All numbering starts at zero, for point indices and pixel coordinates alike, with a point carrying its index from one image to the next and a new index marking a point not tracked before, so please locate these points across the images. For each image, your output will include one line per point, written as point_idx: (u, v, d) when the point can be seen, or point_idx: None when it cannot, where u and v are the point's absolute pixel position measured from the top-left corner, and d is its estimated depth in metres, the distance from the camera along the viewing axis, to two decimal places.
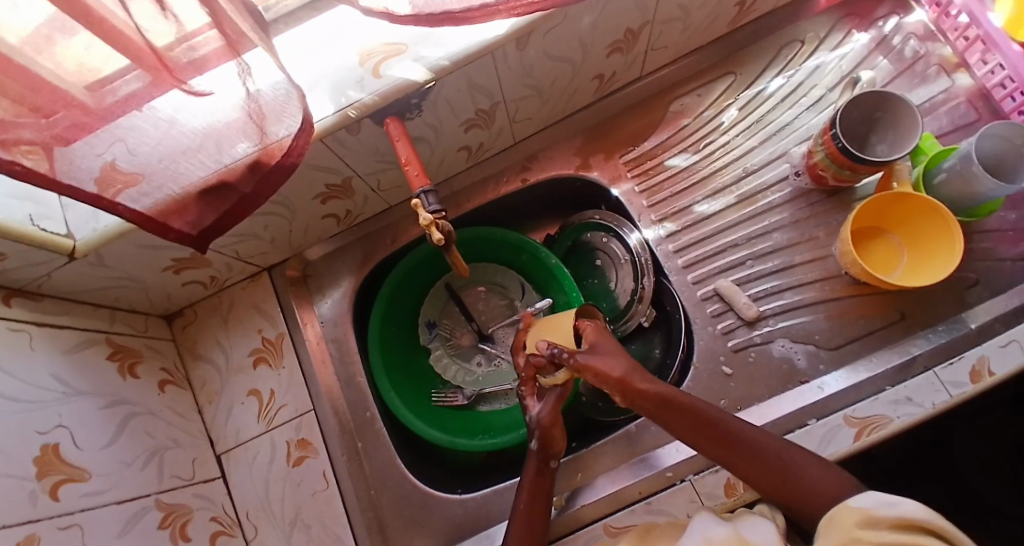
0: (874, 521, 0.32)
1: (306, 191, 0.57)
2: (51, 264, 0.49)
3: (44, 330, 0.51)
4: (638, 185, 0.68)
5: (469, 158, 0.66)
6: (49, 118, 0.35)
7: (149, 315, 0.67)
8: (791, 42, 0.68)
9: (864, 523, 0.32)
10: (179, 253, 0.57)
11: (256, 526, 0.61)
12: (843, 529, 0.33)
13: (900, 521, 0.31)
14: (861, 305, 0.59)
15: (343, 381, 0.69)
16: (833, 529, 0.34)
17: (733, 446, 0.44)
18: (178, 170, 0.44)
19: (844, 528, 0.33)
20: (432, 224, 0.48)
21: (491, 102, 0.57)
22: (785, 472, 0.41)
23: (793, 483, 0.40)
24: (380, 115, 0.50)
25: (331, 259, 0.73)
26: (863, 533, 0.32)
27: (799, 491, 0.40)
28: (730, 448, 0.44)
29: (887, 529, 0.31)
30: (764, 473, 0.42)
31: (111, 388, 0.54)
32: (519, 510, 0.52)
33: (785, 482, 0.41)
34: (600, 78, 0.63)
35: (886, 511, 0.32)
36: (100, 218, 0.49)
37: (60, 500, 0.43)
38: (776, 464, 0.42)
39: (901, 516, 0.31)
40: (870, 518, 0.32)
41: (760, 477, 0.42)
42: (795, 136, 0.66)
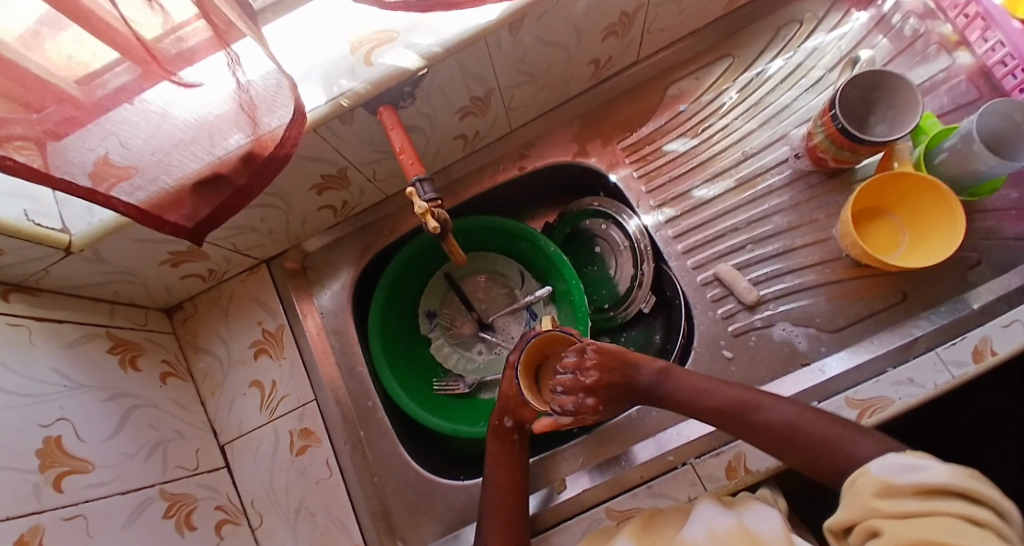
0: (895, 489, 0.32)
1: (301, 182, 0.57)
2: (48, 259, 0.49)
3: (44, 325, 0.51)
4: (636, 171, 0.67)
5: (465, 146, 0.66)
6: (40, 113, 0.34)
7: (149, 309, 0.67)
8: (789, 22, 0.66)
9: (883, 492, 0.33)
10: (175, 246, 0.57)
11: (261, 514, 0.62)
12: (863, 495, 0.34)
13: (922, 487, 0.31)
14: (862, 287, 0.58)
15: (344, 371, 0.69)
16: (852, 495, 0.34)
17: (752, 426, 0.45)
18: (172, 163, 0.44)
19: (863, 497, 0.33)
20: (428, 212, 0.47)
21: (486, 89, 0.56)
22: (808, 444, 0.41)
23: (815, 455, 0.41)
24: (373, 104, 0.49)
25: (329, 251, 0.72)
26: (885, 502, 0.32)
27: (821, 459, 0.40)
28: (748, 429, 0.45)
29: (908, 496, 0.31)
30: (787, 448, 0.43)
31: (113, 382, 0.55)
32: (493, 490, 0.53)
33: (810, 454, 0.41)
34: (596, 63, 0.62)
35: (906, 477, 0.32)
36: (96, 213, 0.49)
37: (63, 491, 0.43)
38: (795, 437, 0.42)
39: (921, 483, 0.31)
40: (890, 486, 0.32)
41: (791, 451, 0.42)
42: (795, 118, 0.65)
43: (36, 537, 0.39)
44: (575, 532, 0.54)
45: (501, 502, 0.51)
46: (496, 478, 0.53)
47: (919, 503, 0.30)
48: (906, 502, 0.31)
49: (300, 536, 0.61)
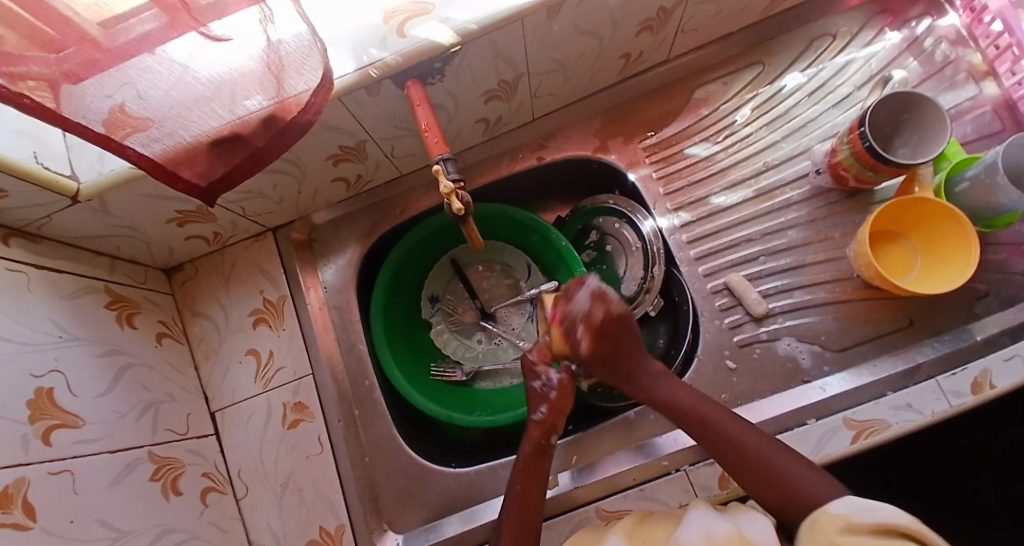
0: (854, 528, 0.33)
1: (317, 151, 0.55)
2: (53, 206, 0.47)
3: (43, 274, 0.50)
4: (656, 172, 0.67)
5: (486, 130, 0.65)
6: (59, 53, 0.34)
7: (149, 267, 0.65)
8: (823, 35, 0.66)
9: (844, 529, 0.34)
10: (184, 206, 0.55)
11: (248, 485, 0.61)
12: (826, 535, 0.35)
13: (882, 526, 0.32)
14: (871, 309, 0.58)
15: (343, 347, 0.68)
16: (813, 533, 0.36)
17: (718, 436, 0.46)
18: (190, 119, 0.42)
19: (826, 534, 0.35)
20: (451, 193, 0.46)
21: (514, 74, 0.55)
22: (766, 467, 0.43)
23: (772, 479, 0.42)
24: (402, 77, 0.48)
25: (337, 225, 0.71)
26: (845, 538, 0.33)
27: (777, 485, 0.41)
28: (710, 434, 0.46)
29: (866, 534, 0.33)
30: (744, 466, 0.44)
31: (108, 337, 0.54)
32: (511, 506, 0.49)
33: (761, 476, 0.42)
34: (626, 58, 0.61)
35: (866, 517, 0.33)
36: (106, 162, 0.48)
37: (51, 445, 0.42)
38: (759, 460, 0.43)
39: (881, 522, 0.32)
40: (850, 524, 0.34)
41: (744, 469, 0.44)
42: (819, 133, 0.64)
43: (21, 489, 0.38)
44: (564, 529, 0.55)
45: (521, 518, 0.48)
46: (516, 494, 0.50)
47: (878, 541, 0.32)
48: (865, 539, 0.32)
49: (286, 510, 0.60)
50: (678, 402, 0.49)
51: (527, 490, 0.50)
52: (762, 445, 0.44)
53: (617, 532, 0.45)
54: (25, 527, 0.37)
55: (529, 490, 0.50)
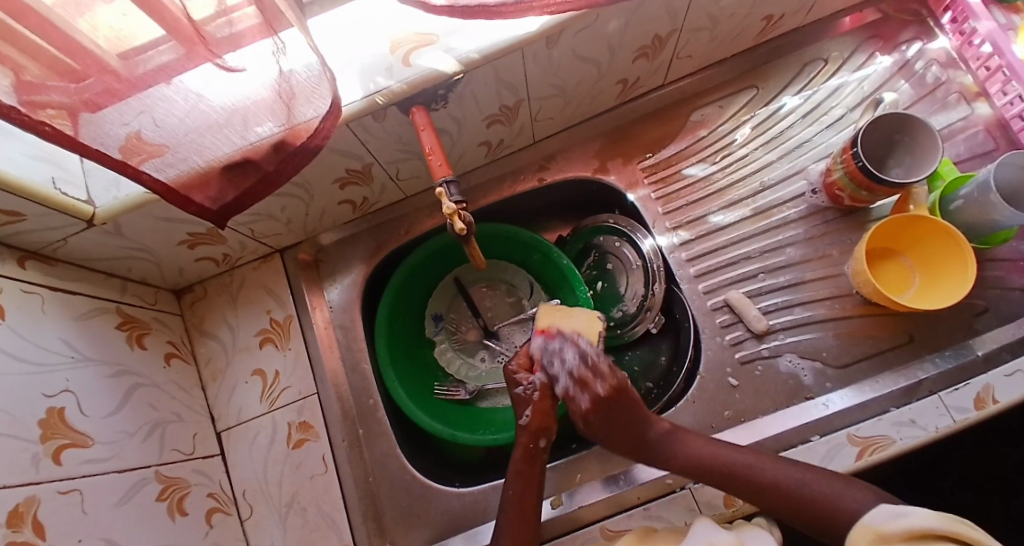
0: (886, 539, 0.36)
1: (325, 174, 0.57)
2: (69, 229, 0.49)
3: (57, 296, 0.51)
4: (654, 192, 0.68)
5: (489, 153, 0.66)
6: (80, 83, 0.36)
7: (159, 288, 0.67)
8: (815, 60, 0.68)
9: (876, 540, 0.37)
10: (195, 228, 0.57)
11: (252, 506, 0.61)
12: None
13: (914, 532, 0.35)
14: (871, 326, 0.59)
15: (348, 366, 0.69)
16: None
17: (739, 474, 0.45)
18: (204, 144, 0.44)
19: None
20: (455, 214, 0.48)
21: (516, 99, 0.57)
22: (806, 498, 0.42)
23: (816, 509, 0.41)
24: (407, 104, 0.50)
25: (342, 246, 0.73)
26: None
27: (824, 512, 0.41)
28: (726, 477, 0.46)
29: (900, 542, 0.35)
30: (765, 494, 0.44)
31: (118, 357, 0.55)
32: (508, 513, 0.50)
33: (793, 503, 0.42)
34: (624, 83, 0.63)
35: (893, 525, 0.36)
36: (121, 187, 0.49)
37: (62, 464, 0.43)
38: (797, 489, 0.43)
39: (914, 528, 0.35)
40: (883, 536, 0.36)
41: (767, 497, 0.44)
42: (814, 153, 0.66)
43: (32, 508, 0.39)
44: None
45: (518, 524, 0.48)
46: (512, 499, 0.50)
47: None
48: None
49: (289, 531, 0.60)
50: (703, 458, 0.47)
51: (522, 501, 0.50)
52: (785, 474, 0.44)
53: None
54: None
55: (522, 493, 0.50)
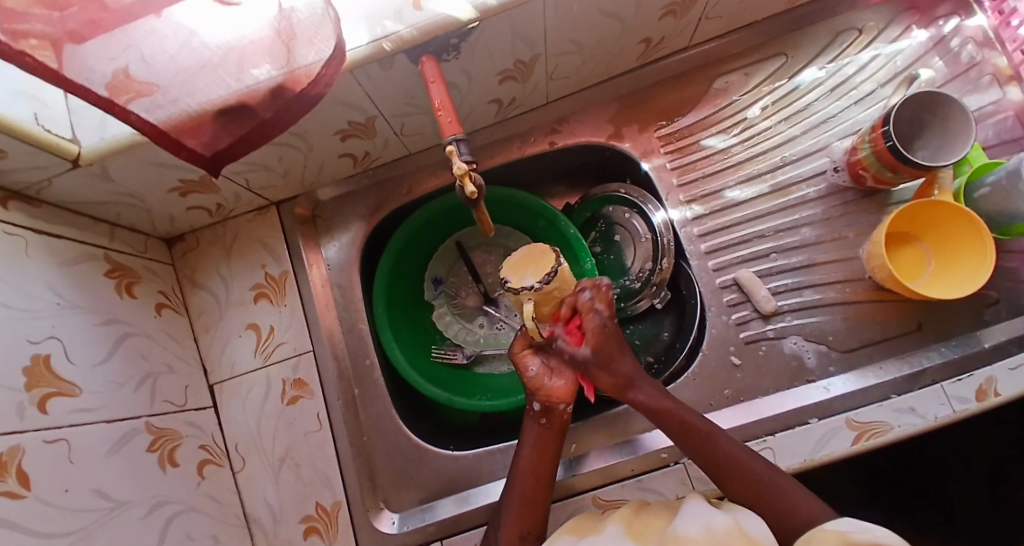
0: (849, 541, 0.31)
1: (325, 125, 0.54)
2: (55, 170, 0.46)
3: (42, 239, 0.48)
4: (670, 162, 0.65)
5: (498, 112, 0.63)
6: (62, 12, 0.35)
7: (149, 236, 0.64)
8: (848, 29, 0.64)
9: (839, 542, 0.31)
10: (187, 175, 0.54)
11: (245, 458, 0.62)
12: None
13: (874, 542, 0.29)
14: (880, 311, 0.58)
15: (345, 326, 0.67)
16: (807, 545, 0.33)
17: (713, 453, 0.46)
18: (196, 85, 0.41)
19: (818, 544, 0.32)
20: (465, 175, 0.45)
21: (532, 54, 0.53)
22: (773, 491, 0.42)
23: (777, 504, 0.41)
24: (416, 52, 0.46)
25: (341, 202, 0.70)
26: None
27: (779, 508, 0.41)
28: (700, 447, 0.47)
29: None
30: (730, 477, 0.45)
31: (107, 306, 0.53)
32: (520, 469, 0.51)
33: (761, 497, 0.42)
34: (647, 43, 0.59)
35: (863, 534, 0.31)
36: (107, 126, 0.46)
37: (47, 413, 0.42)
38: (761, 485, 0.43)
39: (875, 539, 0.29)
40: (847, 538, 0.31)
41: (731, 476, 0.45)
42: (840, 129, 0.63)
43: (16, 457, 0.38)
44: (559, 516, 0.56)
45: (529, 484, 0.50)
46: (527, 459, 0.52)
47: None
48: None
49: (283, 484, 0.61)
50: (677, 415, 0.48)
51: (538, 470, 0.51)
52: (757, 464, 0.45)
53: (615, 520, 0.45)
54: (18, 496, 0.37)
55: (539, 457, 0.52)
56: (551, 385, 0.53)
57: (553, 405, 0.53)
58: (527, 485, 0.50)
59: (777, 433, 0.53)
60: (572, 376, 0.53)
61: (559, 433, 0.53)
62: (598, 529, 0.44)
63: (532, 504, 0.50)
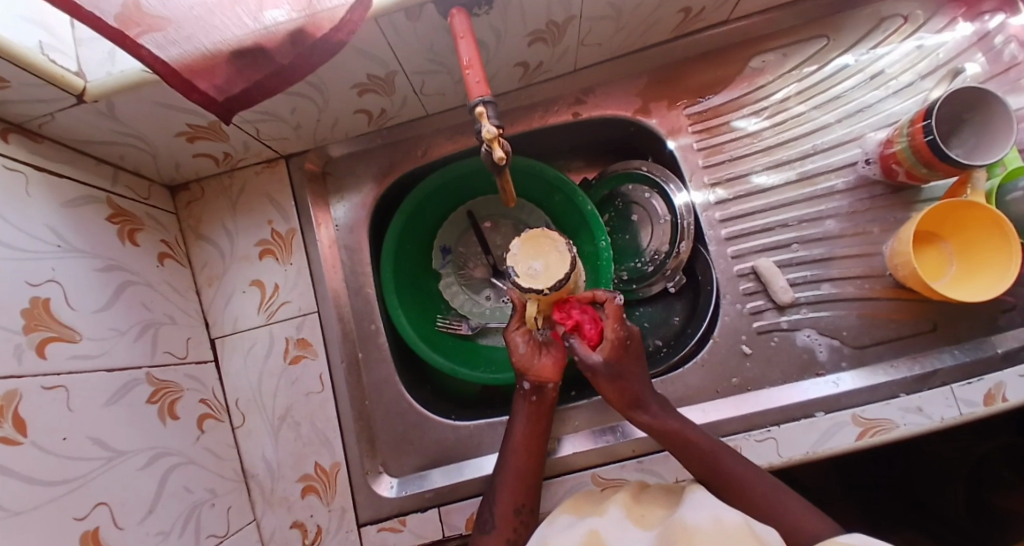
0: None
1: (342, 77, 0.51)
2: (58, 104, 0.43)
3: (42, 177, 0.46)
4: (697, 142, 0.63)
5: (523, 77, 0.60)
6: None
7: (153, 183, 0.62)
8: (893, 15, 0.61)
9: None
10: (197, 120, 0.51)
11: (245, 415, 0.61)
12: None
13: None
14: (897, 310, 0.57)
15: (351, 289, 0.65)
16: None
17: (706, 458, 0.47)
18: (212, 23, 0.39)
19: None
20: (495, 139, 0.42)
21: (566, 15, 0.50)
22: (767, 498, 0.43)
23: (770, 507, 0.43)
24: (446, 4, 0.43)
25: (353, 161, 0.67)
26: None
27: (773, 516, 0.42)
28: (696, 456, 0.47)
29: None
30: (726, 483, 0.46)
31: (109, 252, 0.51)
32: (514, 445, 0.52)
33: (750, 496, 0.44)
34: (685, 12, 0.56)
35: None
36: (117, 62, 0.44)
37: (47, 358, 0.41)
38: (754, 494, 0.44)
39: None
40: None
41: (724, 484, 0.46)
42: (875, 120, 0.60)
43: (14, 402, 0.37)
44: (559, 491, 0.56)
45: (523, 460, 0.51)
46: (522, 436, 0.52)
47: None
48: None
49: (282, 442, 0.61)
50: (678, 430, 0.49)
51: (529, 446, 0.51)
52: (753, 478, 0.45)
53: (616, 501, 0.45)
54: (15, 441, 0.36)
55: (532, 433, 0.52)
56: (540, 363, 0.54)
57: (543, 384, 0.54)
58: (521, 459, 0.51)
59: (781, 424, 0.53)
60: (555, 352, 0.55)
61: (549, 409, 0.54)
62: (599, 510, 0.44)
63: (525, 479, 0.50)
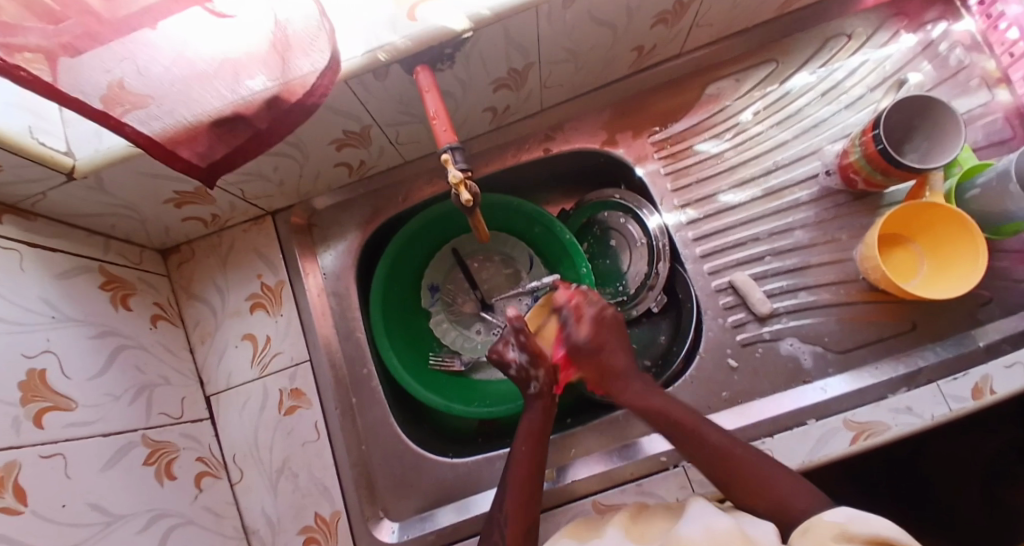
0: (849, 537, 0.34)
1: (320, 134, 0.54)
2: (49, 182, 0.46)
3: (36, 252, 0.48)
4: (664, 167, 0.66)
5: (493, 119, 0.63)
6: (59, 24, 0.34)
7: (145, 248, 0.64)
8: (838, 35, 0.65)
9: (838, 537, 0.34)
10: (182, 186, 0.54)
11: (242, 471, 0.61)
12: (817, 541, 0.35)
13: (875, 538, 0.33)
14: (874, 312, 0.58)
15: (341, 334, 0.67)
16: (807, 539, 0.36)
17: (703, 447, 0.47)
18: (193, 96, 0.42)
19: (818, 539, 0.35)
20: (460, 183, 0.45)
21: (526, 62, 0.53)
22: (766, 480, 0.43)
23: (769, 490, 0.43)
24: (411, 62, 0.46)
25: (338, 211, 0.70)
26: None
27: (770, 498, 0.42)
28: (703, 450, 0.47)
29: (861, 544, 0.33)
30: (733, 479, 0.45)
31: (102, 318, 0.53)
32: (516, 470, 0.51)
33: (752, 490, 0.43)
34: (638, 51, 0.59)
35: (861, 527, 0.34)
36: (103, 138, 0.46)
37: (43, 428, 0.42)
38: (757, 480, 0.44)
39: (875, 533, 0.33)
40: (846, 533, 0.34)
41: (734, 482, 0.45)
42: (831, 134, 0.63)
43: (12, 473, 0.38)
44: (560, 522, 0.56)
45: (525, 478, 0.51)
46: (522, 460, 0.52)
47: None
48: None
49: (280, 496, 0.60)
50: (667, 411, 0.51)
51: (530, 465, 0.52)
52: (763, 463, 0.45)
53: (615, 522, 0.45)
54: (15, 512, 0.37)
55: (533, 454, 0.52)
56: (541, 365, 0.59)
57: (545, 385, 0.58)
58: (521, 483, 0.50)
59: (775, 435, 0.53)
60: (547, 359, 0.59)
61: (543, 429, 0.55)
62: (598, 533, 0.45)
63: (526, 502, 0.49)
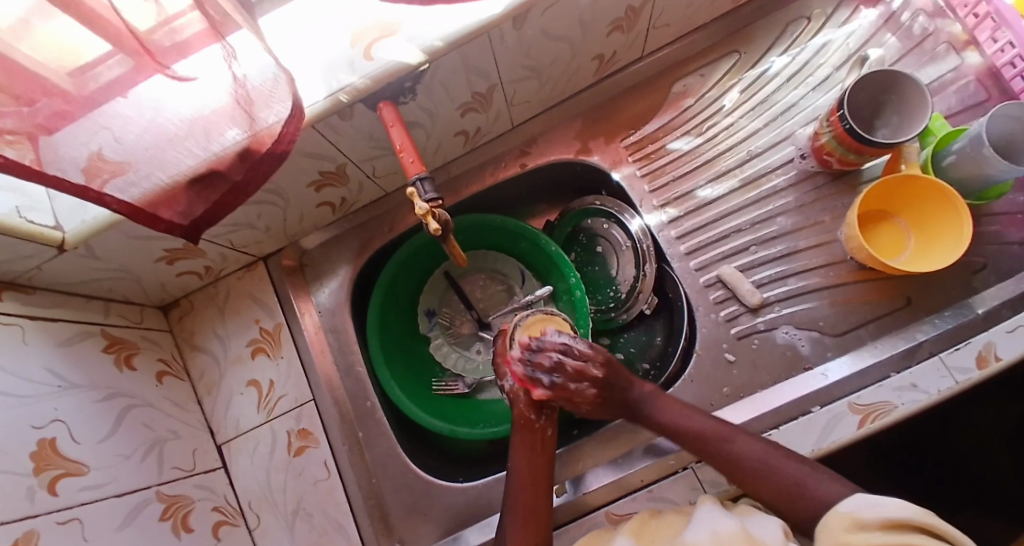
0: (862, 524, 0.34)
1: (299, 178, 0.55)
2: (42, 256, 0.47)
3: (38, 324, 0.50)
4: (640, 169, 0.66)
5: (467, 143, 0.64)
6: (31, 106, 0.33)
7: (145, 306, 0.66)
8: (798, 18, 0.65)
9: (852, 526, 0.35)
10: (171, 243, 0.56)
11: (258, 515, 0.62)
12: (835, 534, 0.36)
13: (889, 521, 0.32)
14: (867, 291, 0.58)
15: (342, 370, 0.68)
16: (828, 534, 0.36)
17: (727, 454, 0.46)
18: (166, 159, 0.43)
19: (835, 533, 0.36)
20: (429, 213, 0.46)
21: (488, 85, 0.55)
22: (786, 477, 0.42)
23: (791, 485, 0.42)
24: (373, 100, 0.48)
25: (327, 248, 0.71)
26: (855, 536, 0.34)
27: (797, 491, 0.41)
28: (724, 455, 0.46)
29: (874, 530, 0.33)
30: (754, 478, 0.44)
31: (106, 381, 0.54)
32: (517, 486, 0.51)
33: (780, 489, 0.42)
34: (600, 58, 0.60)
35: (874, 513, 0.34)
36: (88, 209, 0.48)
37: (57, 494, 0.43)
38: (783, 477, 0.42)
39: (889, 517, 0.33)
40: (859, 522, 0.34)
41: (759, 483, 0.44)
42: (801, 117, 0.63)
43: (31, 541, 0.39)
44: (576, 536, 0.55)
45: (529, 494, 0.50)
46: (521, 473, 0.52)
47: (885, 535, 0.32)
48: (873, 535, 0.32)
49: (296, 537, 0.60)
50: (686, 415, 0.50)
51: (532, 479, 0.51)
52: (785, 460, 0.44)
53: (623, 533, 0.44)
54: None
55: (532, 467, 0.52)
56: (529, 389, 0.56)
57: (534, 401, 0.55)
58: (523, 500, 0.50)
59: (780, 426, 0.51)
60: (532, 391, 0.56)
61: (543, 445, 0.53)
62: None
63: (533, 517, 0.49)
